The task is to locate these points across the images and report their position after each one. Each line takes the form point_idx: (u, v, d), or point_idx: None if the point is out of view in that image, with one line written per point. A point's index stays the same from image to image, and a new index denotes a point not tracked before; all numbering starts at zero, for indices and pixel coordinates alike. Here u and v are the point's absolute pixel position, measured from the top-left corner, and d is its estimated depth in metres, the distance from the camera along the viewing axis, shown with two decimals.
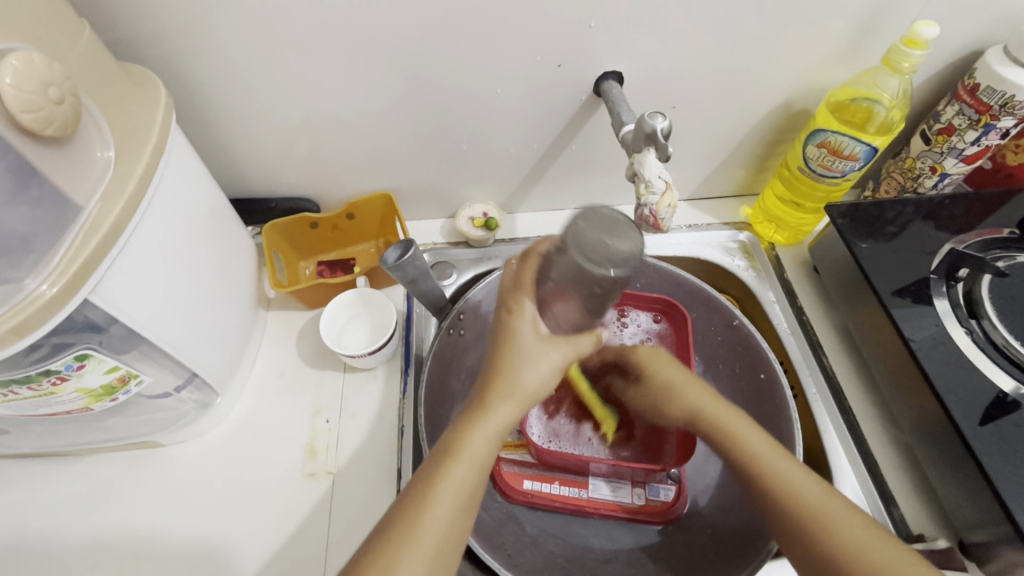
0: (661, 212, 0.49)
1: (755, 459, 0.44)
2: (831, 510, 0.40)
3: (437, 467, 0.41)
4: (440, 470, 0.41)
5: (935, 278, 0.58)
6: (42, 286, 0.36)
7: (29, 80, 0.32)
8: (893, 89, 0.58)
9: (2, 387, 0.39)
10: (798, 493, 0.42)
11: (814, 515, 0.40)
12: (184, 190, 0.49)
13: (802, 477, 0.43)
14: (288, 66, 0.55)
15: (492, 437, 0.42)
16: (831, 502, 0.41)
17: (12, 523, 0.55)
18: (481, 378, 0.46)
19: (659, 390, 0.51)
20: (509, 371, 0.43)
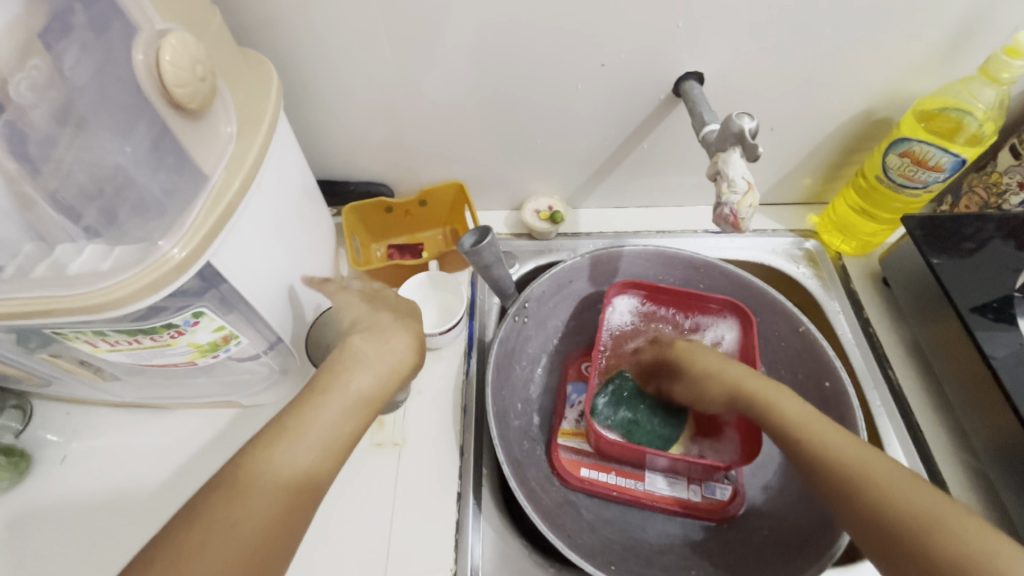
0: (742, 211, 0.48)
1: (800, 428, 0.46)
2: (879, 470, 0.41)
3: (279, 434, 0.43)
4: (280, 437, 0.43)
5: (1020, 296, 0.56)
6: (174, 250, 0.39)
7: (183, 58, 0.36)
8: (989, 100, 0.56)
9: (129, 335, 0.43)
10: (844, 457, 0.43)
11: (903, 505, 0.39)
12: (284, 167, 0.53)
13: (850, 443, 0.44)
14: (382, 55, 0.57)
15: (334, 415, 0.46)
16: (881, 463, 0.41)
17: (109, 464, 0.60)
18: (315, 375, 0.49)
19: (708, 374, 0.54)
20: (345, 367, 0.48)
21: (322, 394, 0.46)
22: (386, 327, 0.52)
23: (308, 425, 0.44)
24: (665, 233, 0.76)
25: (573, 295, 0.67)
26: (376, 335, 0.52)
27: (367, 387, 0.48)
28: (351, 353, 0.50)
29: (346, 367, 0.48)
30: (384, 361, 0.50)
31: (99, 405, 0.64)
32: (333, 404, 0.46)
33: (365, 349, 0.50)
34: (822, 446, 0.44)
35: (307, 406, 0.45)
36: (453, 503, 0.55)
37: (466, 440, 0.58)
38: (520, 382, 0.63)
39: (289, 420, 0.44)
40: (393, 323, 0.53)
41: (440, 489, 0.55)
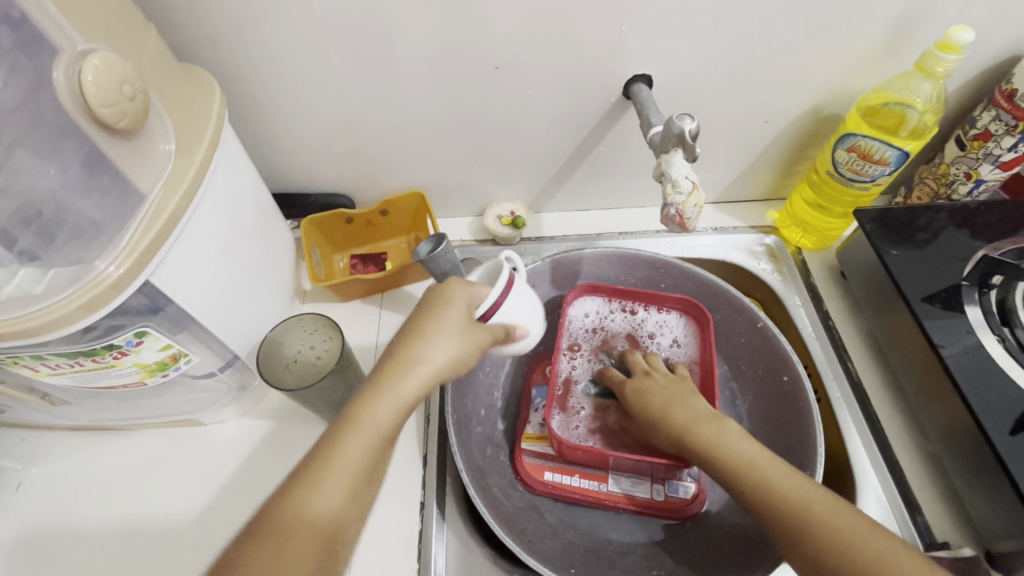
0: (687, 211, 0.49)
1: (751, 469, 0.44)
2: (833, 513, 0.40)
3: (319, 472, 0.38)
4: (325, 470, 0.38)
5: (967, 285, 0.58)
6: (110, 268, 0.39)
7: (107, 78, 0.36)
8: (927, 94, 0.58)
9: (70, 359, 0.43)
10: (796, 497, 0.41)
11: (853, 545, 0.38)
12: (231, 182, 0.52)
13: (799, 480, 0.43)
14: (332, 67, 0.57)
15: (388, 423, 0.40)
16: (829, 503, 0.41)
17: (64, 490, 0.59)
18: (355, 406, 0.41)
19: (654, 412, 0.52)
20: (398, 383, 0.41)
21: (353, 423, 0.39)
22: (403, 372, 0.42)
23: (339, 472, 0.38)
24: (628, 233, 0.76)
25: None
26: (399, 390, 0.41)
27: (389, 421, 0.40)
28: (370, 403, 0.40)
29: (363, 413, 0.40)
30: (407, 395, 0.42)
31: (57, 430, 0.62)
32: (368, 446, 0.39)
33: (386, 385, 0.41)
34: (771, 485, 0.43)
35: (337, 441, 0.39)
36: (415, 515, 0.55)
37: (429, 449, 0.58)
38: (483, 388, 0.63)
39: (332, 454, 0.38)
40: (417, 364, 0.42)
41: (403, 500, 0.55)
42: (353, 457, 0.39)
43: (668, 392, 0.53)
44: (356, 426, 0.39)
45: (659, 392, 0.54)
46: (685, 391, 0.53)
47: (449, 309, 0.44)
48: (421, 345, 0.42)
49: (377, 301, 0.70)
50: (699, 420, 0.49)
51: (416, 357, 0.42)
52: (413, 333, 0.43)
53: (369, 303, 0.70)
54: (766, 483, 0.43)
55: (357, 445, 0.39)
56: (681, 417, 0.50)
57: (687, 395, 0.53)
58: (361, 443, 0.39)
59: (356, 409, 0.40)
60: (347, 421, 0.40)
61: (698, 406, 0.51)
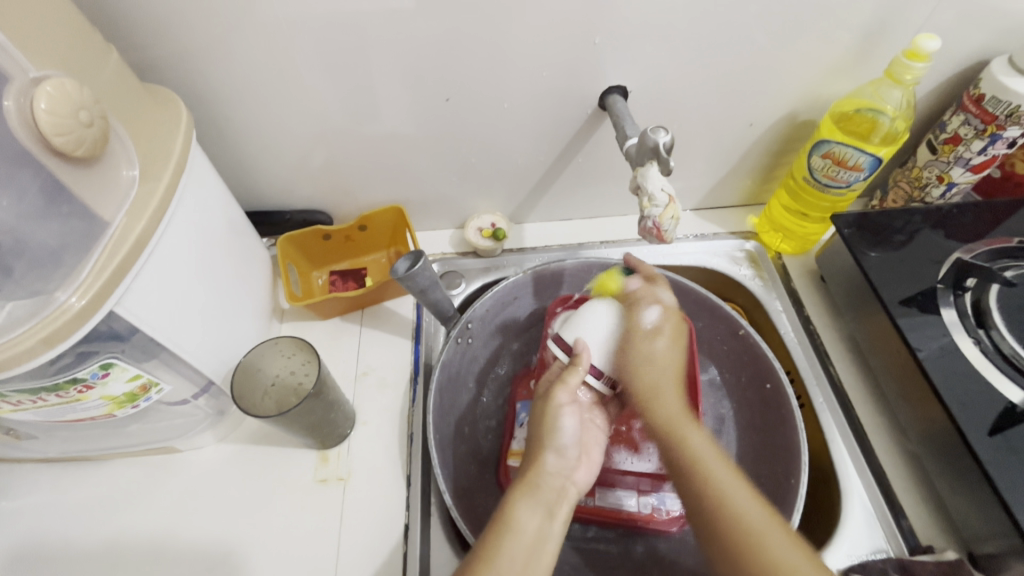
0: (664, 223, 0.50)
1: (707, 472, 0.46)
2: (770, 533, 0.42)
3: (482, 552, 0.42)
4: (492, 551, 0.42)
5: (942, 287, 0.58)
6: (71, 299, 0.38)
7: (62, 105, 0.35)
8: (897, 101, 0.58)
9: (32, 395, 0.43)
10: (739, 512, 0.43)
11: None
12: (200, 203, 0.51)
13: (746, 494, 0.44)
14: (304, 84, 0.56)
15: (538, 513, 0.45)
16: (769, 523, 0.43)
17: (33, 525, 0.57)
18: (507, 494, 0.47)
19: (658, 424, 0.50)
20: (539, 462, 0.48)
21: (506, 531, 0.43)
22: (540, 486, 0.47)
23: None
24: (609, 242, 0.76)
25: (518, 312, 0.67)
26: (547, 502, 0.46)
27: (538, 528, 0.44)
28: (518, 513, 0.45)
29: (515, 526, 0.44)
30: (551, 501, 0.47)
31: (28, 462, 0.60)
32: (528, 552, 0.43)
33: (530, 496, 0.46)
34: (718, 492, 0.44)
35: (493, 546, 0.42)
36: (399, 540, 0.54)
37: (413, 469, 0.57)
38: (467, 405, 0.62)
39: (492, 557, 0.42)
40: (551, 475, 0.48)
41: (389, 522, 0.55)
42: (519, 538, 0.43)
43: (676, 413, 0.50)
44: (509, 534, 0.43)
45: (643, 361, 0.53)
46: (673, 358, 0.54)
47: (556, 409, 0.50)
48: (547, 458, 0.49)
49: (358, 318, 0.69)
50: (665, 394, 0.51)
51: (546, 470, 0.48)
52: (541, 452, 0.49)
53: (349, 320, 0.69)
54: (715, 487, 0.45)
55: (519, 529, 0.44)
56: (655, 383, 0.52)
57: (671, 363, 0.53)
58: (516, 549, 0.42)
59: (506, 521, 0.44)
60: (499, 531, 0.43)
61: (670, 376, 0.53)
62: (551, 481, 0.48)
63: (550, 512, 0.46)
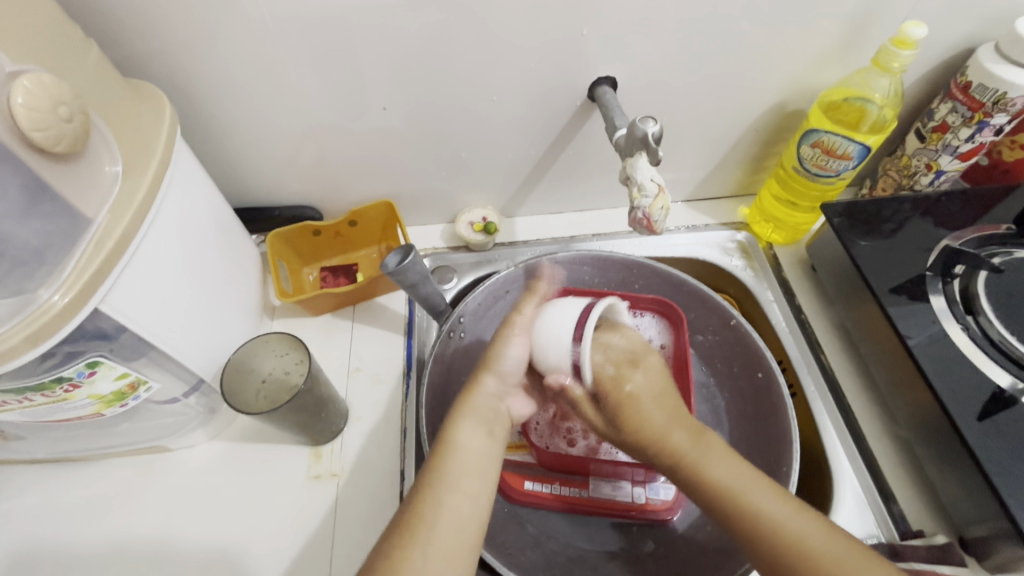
0: (654, 214, 0.50)
1: (740, 495, 0.43)
2: (817, 537, 0.40)
3: (431, 463, 0.45)
4: (436, 464, 0.44)
5: (931, 275, 0.59)
6: (55, 296, 0.38)
7: (40, 100, 0.34)
8: (884, 89, 0.59)
9: (18, 394, 0.42)
10: (783, 527, 0.41)
11: None
12: (186, 200, 0.51)
13: (786, 507, 0.42)
14: (289, 79, 0.56)
15: (479, 433, 0.47)
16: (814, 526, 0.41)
17: (23, 526, 0.56)
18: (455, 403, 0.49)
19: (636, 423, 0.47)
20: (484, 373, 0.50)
21: (447, 450, 0.45)
22: (477, 404, 0.48)
23: (445, 494, 0.43)
24: (601, 235, 0.76)
25: (510, 306, 0.67)
26: (484, 417, 0.48)
27: (483, 448, 0.46)
28: (455, 432, 0.46)
29: (455, 445, 0.45)
30: (493, 421, 0.48)
31: (20, 463, 0.60)
32: (468, 471, 0.44)
33: (465, 415, 0.47)
34: (756, 514, 0.42)
35: (433, 468, 0.44)
36: None
37: (407, 464, 0.57)
38: (460, 401, 0.62)
39: (432, 477, 0.44)
40: (489, 394, 0.49)
41: (384, 517, 0.55)
42: (461, 446, 0.45)
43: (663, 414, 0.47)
44: (450, 451, 0.45)
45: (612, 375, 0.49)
46: (656, 387, 0.49)
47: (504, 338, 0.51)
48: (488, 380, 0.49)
49: (349, 314, 0.69)
50: (648, 405, 0.48)
51: (485, 390, 0.49)
52: (482, 372, 0.50)
53: (340, 316, 0.69)
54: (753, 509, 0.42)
55: (459, 445, 0.45)
56: (652, 429, 0.46)
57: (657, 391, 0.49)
58: (461, 468, 0.44)
59: (449, 438, 0.46)
60: (442, 450, 0.45)
61: (664, 414, 0.47)
62: (490, 403, 0.49)
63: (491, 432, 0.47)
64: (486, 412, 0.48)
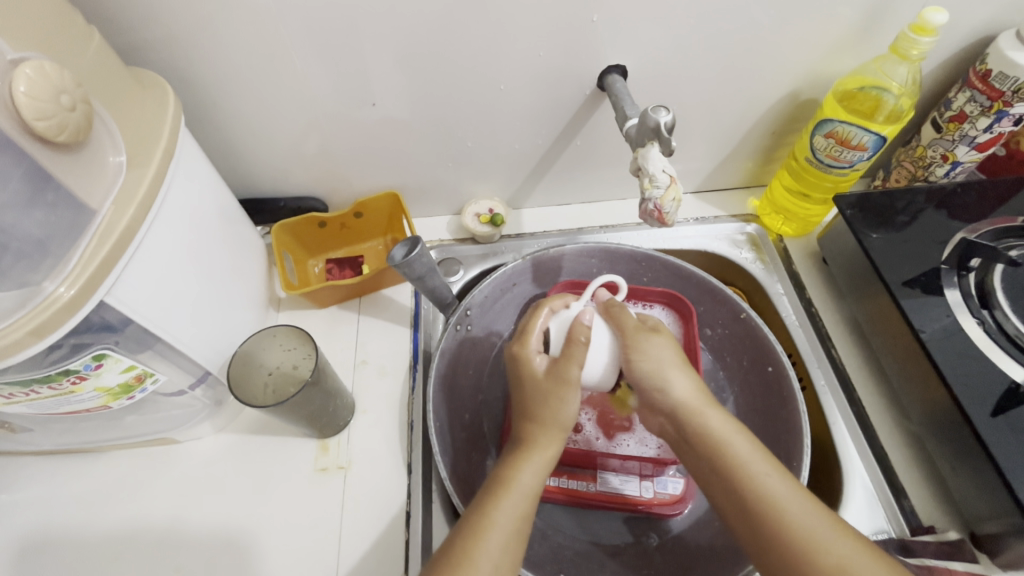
0: (666, 206, 0.49)
1: (741, 470, 0.42)
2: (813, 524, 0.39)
3: (487, 498, 0.43)
4: (491, 500, 0.42)
5: (946, 268, 0.58)
6: (59, 288, 0.37)
7: (42, 88, 0.34)
8: (902, 77, 0.57)
9: (24, 387, 0.42)
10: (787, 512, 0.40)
11: None
12: (190, 191, 0.50)
13: (794, 492, 0.41)
14: (294, 68, 0.55)
15: (539, 474, 0.44)
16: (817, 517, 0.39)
17: (31, 517, 0.57)
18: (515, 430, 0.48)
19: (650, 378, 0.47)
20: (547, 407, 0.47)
21: (505, 489, 0.43)
22: (536, 442, 0.46)
23: (499, 532, 0.41)
24: (609, 227, 0.75)
25: (517, 298, 0.67)
26: (549, 463, 0.45)
27: (538, 485, 0.44)
28: (519, 475, 0.44)
29: (516, 485, 0.43)
30: (553, 461, 0.46)
31: (27, 454, 0.60)
32: (523, 512, 0.42)
33: (532, 456, 0.45)
34: (752, 485, 0.41)
35: (492, 507, 0.42)
36: (401, 527, 0.54)
37: (415, 457, 0.57)
38: (467, 393, 0.62)
39: (487, 517, 0.41)
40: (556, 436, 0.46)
41: (391, 510, 0.55)
42: (517, 484, 0.43)
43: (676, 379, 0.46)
44: (507, 491, 0.43)
45: (646, 371, 0.47)
46: (674, 359, 0.47)
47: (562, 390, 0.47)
48: (557, 419, 0.46)
49: (355, 307, 0.68)
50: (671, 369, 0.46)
51: (552, 432, 0.46)
52: (541, 412, 0.47)
53: (346, 309, 0.68)
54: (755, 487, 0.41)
55: (518, 484, 0.43)
56: (674, 388, 0.46)
57: (674, 364, 0.47)
58: (515, 506, 0.42)
59: (507, 478, 0.44)
60: (498, 491, 0.43)
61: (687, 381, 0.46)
62: (550, 441, 0.46)
63: (549, 468, 0.45)
64: (550, 458, 0.45)
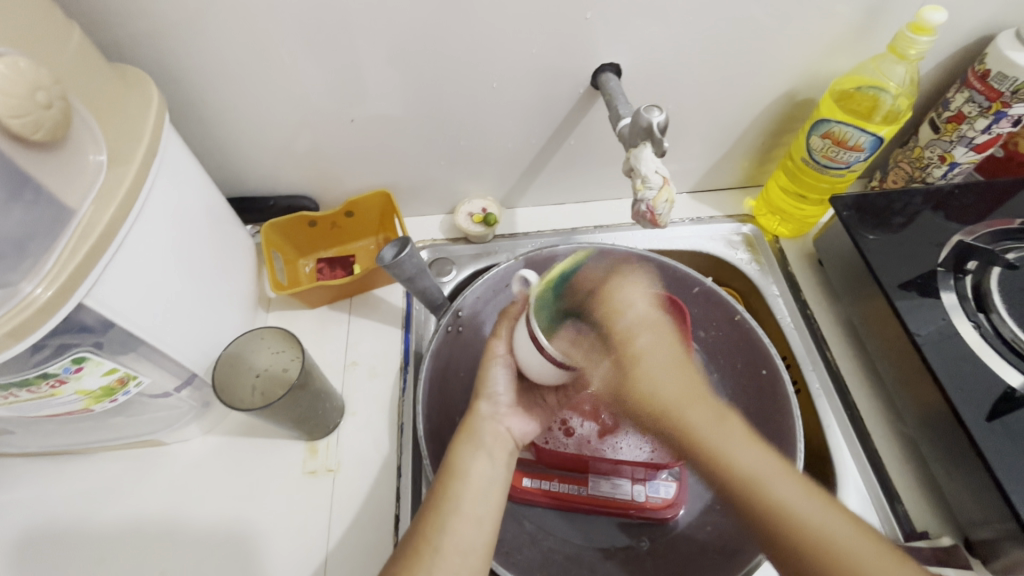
0: (659, 207, 0.48)
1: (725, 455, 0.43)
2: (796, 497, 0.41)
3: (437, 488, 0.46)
4: (441, 489, 0.46)
5: (943, 271, 0.57)
6: (37, 289, 0.36)
7: (17, 85, 0.33)
8: (900, 77, 0.56)
9: (3, 390, 0.41)
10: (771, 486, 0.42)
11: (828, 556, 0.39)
12: (175, 189, 0.50)
13: (801, 492, 0.42)
14: (282, 64, 0.54)
15: (482, 458, 0.48)
16: (825, 515, 0.40)
17: (15, 519, 0.56)
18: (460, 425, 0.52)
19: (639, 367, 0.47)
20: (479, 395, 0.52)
21: (454, 477, 0.46)
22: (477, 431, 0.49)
23: (455, 514, 0.44)
24: (604, 227, 0.75)
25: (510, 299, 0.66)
26: (490, 448, 0.49)
27: (484, 469, 0.47)
28: (461, 460, 0.47)
29: (462, 471, 0.46)
30: (496, 447, 0.49)
31: (12, 455, 0.59)
32: (474, 495, 0.45)
33: (472, 444, 0.48)
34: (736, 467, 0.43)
35: (442, 494, 0.45)
36: (389, 530, 0.53)
37: (404, 459, 0.57)
38: (459, 395, 0.61)
39: (440, 507, 0.44)
40: (487, 420, 0.50)
41: (380, 512, 0.54)
42: (463, 471, 0.46)
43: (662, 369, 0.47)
44: (457, 480, 0.46)
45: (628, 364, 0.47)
46: (664, 348, 0.48)
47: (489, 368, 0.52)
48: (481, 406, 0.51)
49: (346, 307, 0.68)
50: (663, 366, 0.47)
51: (482, 416, 0.51)
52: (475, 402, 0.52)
53: (337, 309, 0.67)
54: (763, 492, 0.42)
55: (464, 471, 0.46)
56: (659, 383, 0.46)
57: (664, 354, 0.48)
58: (464, 492, 0.45)
59: (453, 467, 0.47)
60: (447, 480, 0.46)
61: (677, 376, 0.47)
62: (489, 427, 0.50)
63: (492, 453, 0.48)
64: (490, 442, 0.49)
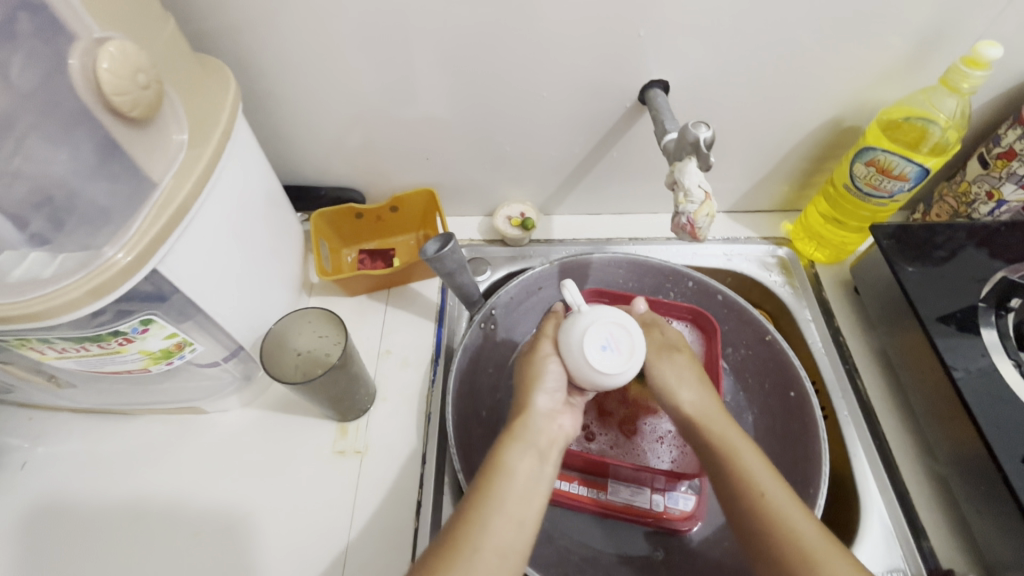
0: (699, 220, 0.50)
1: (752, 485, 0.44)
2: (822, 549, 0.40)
3: (480, 483, 0.45)
4: (484, 483, 0.44)
5: (984, 306, 0.56)
6: (118, 254, 0.39)
7: (122, 66, 0.36)
8: (951, 110, 0.57)
9: (76, 343, 0.44)
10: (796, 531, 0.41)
11: None
12: (240, 173, 0.53)
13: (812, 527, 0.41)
14: (346, 63, 0.57)
15: (528, 456, 0.46)
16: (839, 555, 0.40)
17: (65, 470, 0.60)
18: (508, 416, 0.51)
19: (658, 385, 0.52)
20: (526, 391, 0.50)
21: (499, 474, 0.45)
22: (528, 432, 0.48)
23: (496, 509, 0.43)
24: (638, 240, 0.76)
25: (542, 302, 0.68)
26: (539, 448, 0.47)
27: (529, 469, 0.45)
28: (511, 458, 0.46)
29: (506, 466, 0.45)
30: (542, 447, 0.48)
31: (66, 411, 0.63)
32: (518, 497, 0.44)
33: (520, 441, 0.47)
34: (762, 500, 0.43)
35: (485, 489, 0.44)
36: (411, 513, 0.55)
37: (430, 447, 0.58)
38: (486, 391, 0.63)
39: (480, 505, 0.43)
40: (540, 417, 0.49)
41: (404, 496, 0.56)
42: (507, 464, 0.45)
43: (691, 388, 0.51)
44: (503, 475, 0.45)
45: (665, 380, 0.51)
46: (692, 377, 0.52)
47: (541, 360, 0.52)
48: (538, 400, 0.49)
49: (383, 297, 0.70)
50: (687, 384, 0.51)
51: (537, 412, 0.49)
52: (530, 395, 0.50)
53: (375, 298, 0.70)
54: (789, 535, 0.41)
55: (511, 469, 0.45)
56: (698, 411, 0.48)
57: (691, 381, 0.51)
58: (507, 488, 0.44)
59: (496, 464, 0.45)
60: (491, 475, 0.45)
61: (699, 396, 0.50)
62: (544, 425, 0.49)
63: (538, 455, 0.47)
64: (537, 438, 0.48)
